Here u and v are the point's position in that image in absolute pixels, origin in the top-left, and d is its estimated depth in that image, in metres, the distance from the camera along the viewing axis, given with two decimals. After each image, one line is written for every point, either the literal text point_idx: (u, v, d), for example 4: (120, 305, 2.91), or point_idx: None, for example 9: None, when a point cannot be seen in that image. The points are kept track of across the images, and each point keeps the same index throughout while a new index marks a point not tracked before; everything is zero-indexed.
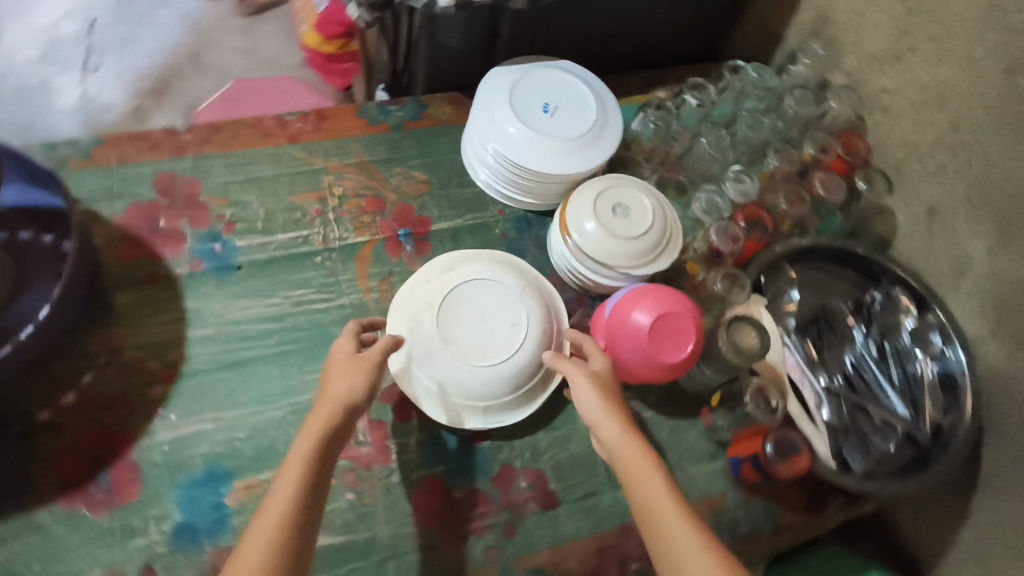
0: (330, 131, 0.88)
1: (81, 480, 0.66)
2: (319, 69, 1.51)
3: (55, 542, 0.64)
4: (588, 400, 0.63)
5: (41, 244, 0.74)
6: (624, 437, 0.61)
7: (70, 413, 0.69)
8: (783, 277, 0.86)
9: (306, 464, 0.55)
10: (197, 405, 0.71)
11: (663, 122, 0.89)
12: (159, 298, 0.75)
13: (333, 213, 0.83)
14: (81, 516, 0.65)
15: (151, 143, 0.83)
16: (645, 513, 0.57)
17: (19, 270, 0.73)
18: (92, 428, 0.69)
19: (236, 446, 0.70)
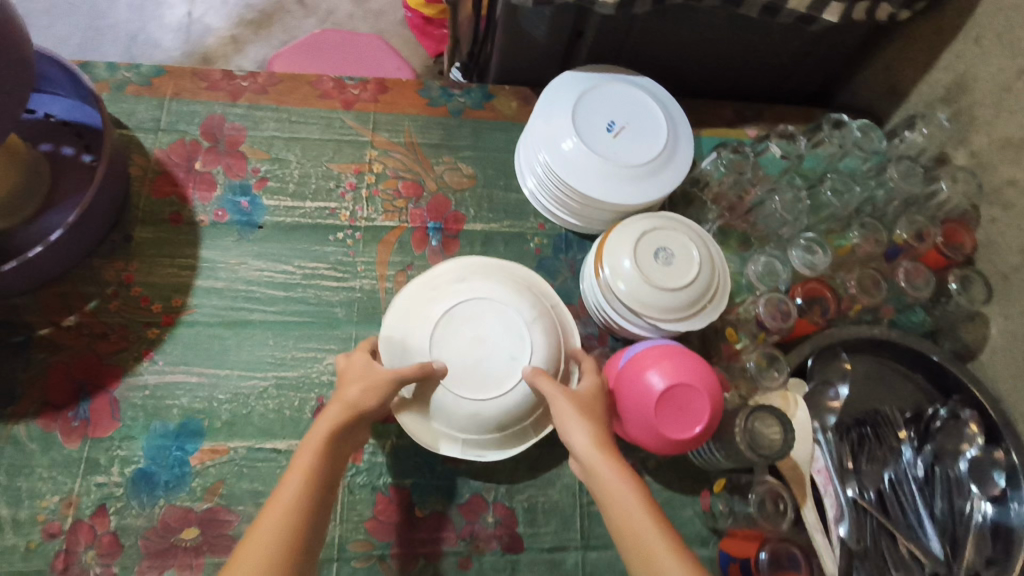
0: (387, 104, 0.84)
1: (63, 403, 0.66)
2: (415, 31, 1.49)
3: (25, 458, 0.64)
4: (568, 421, 0.58)
5: (80, 162, 0.74)
6: (607, 472, 0.54)
7: (68, 335, 0.68)
8: (835, 367, 0.75)
9: (309, 491, 0.50)
10: (187, 356, 0.69)
11: (737, 167, 0.77)
12: (178, 240, 0.74)
13: (366, 190, 0.79)
14: (54, 439, 0.64)
15: (209, 84, 0.82)
16: (634, 551, 0.50)
17: (54, 183, 0.73)
18: (86, 354, 0.68)
19: (213, 406, 0.68)
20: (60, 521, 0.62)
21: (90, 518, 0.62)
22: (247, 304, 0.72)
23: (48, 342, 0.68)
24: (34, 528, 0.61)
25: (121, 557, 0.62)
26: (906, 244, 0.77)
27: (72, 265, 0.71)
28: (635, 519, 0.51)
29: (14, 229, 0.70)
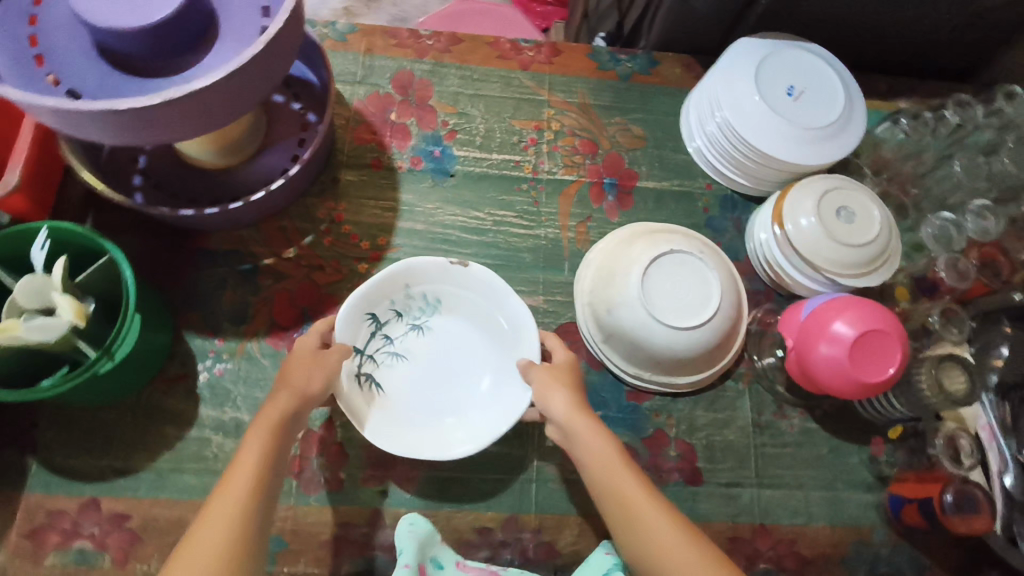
0: (561, 66, 0.89)
1: (290, 325, 0.72)
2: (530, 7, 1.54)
3: (259, 371, 0.70)
4: (549, 393, 0.62)
5: (290, 109, 0.81)
6: (586, 429, 0.58)
7: (290, 265, 0.74)
8: (998, 331, 0.77)
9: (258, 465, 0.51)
10: None
11: (914, 134, 0.83)
12: (380, 184, 0.79)
13: (547, 145, 0.84)
14: (283, 357, 0.70)
15: (399, 42, 0.88)
16: (619, 503, 0.54)
17: (270, 129, 0.79)
18: (306, 283, 0.74)
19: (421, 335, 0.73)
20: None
21: (319, 429, 0.69)
22: (444, 247, 0.78)
23: (271, 270, 0.74)
24: None
25: (347, 465, 0.68)
26: None
27: (290, 202, 0.77)
28: (617, 483, 0.55)
29: (239, 167, 0.77)
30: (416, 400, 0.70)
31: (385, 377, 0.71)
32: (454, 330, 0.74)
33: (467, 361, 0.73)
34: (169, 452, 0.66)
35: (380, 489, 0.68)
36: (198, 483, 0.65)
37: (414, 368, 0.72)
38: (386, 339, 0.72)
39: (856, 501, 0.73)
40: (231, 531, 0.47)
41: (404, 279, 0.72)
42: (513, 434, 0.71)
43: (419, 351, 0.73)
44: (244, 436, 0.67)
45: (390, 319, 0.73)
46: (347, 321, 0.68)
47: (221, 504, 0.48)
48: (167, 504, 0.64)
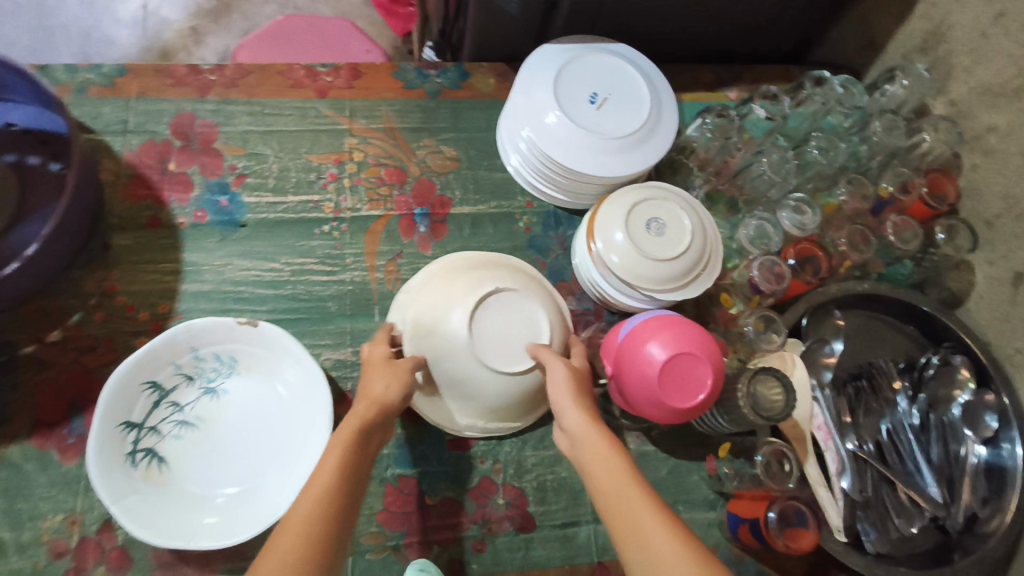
0: (363, 89, 0.82)
1: (58, 421, 0.64)
2: (381, 9, 1.46)
3: (22, 479, 0.62)
4: (559, 394, 0.56)
5: (49, 171, 0.72)
6: (597, 442, 0.51)
7: (55, 351, 0.66)
8: (828, 324, 0.77)
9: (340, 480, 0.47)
10: None
11: (721, 133, 0.77)
12: (159, 245, 0.72)
13: (349, 179, 0.78)
14: (51, 459, 0.63)
15: (176, 80, 0.79)
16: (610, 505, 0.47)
17: (24, 194, 0.70)
18: (75, 369, 0.66)
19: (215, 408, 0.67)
20: (66, 539, 0.61)
21: (96, 534, 0.61)
22: (238, 307, 0.71)
23: (32, 359, 0.66)
24: (40, 549, 0.60)
25: (131, 571, 0.61)
26: (891, 197, 0.78)
27: (50, 278, 0.68)
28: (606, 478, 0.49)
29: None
30: (206, 475, 0.63)
31: (172, 452, 0.64)
32: (251, 391, 0.67)
33: (266, 423, 0.66)
34: None
35: None
36: None
37: (207, 436, 0.65)
38: (174, 408, 0.65)
39: (698, 522, 0.71)
40: (328, 507, 0.45)
41: (188, 341, 0.64)
42: None
43: (213, 418, 0.66)
44: (6, 556, 0.60)
45: (177, 385, 0.66)
46: (114, 396, 0.61)
47: (314, 483, 0.47)
48: None
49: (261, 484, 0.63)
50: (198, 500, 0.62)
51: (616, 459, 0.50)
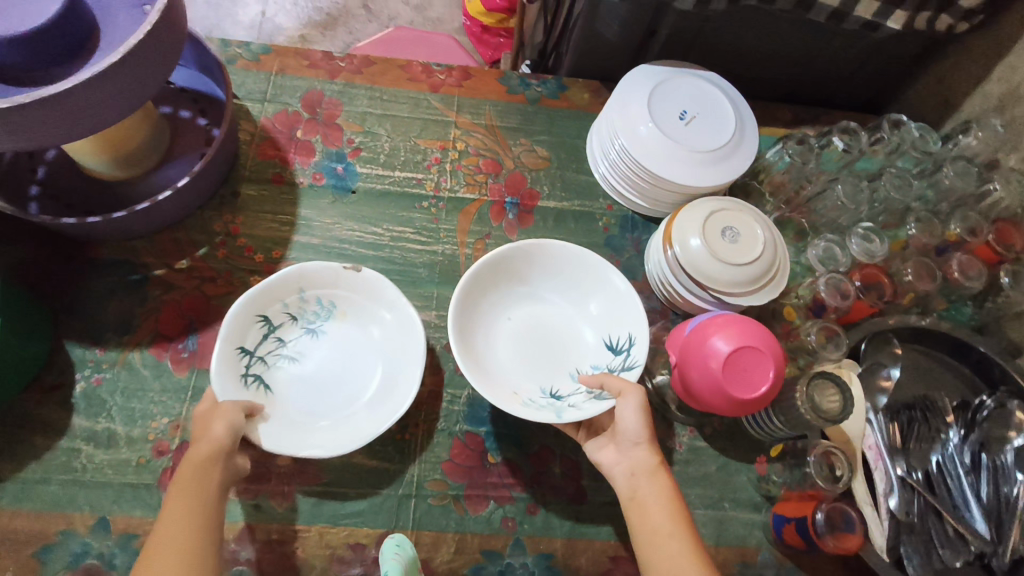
0: (471, 89, 0.91)
1: (175, 337, 0.72)
2: (472, 38, 1.56)
3: (138, 382, 0.69)
4: (627, 417, 0.62)
5: (195, 124, 0.82)
6: (648, 485, 0.60)
7: (180, 276, 0.75)
8: (886, 351, 0.79)
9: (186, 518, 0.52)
10: None
11: (800, 158, 0.83)
12: (280, 199, 0.80)
13: (450, 164, 0.86)
14: (165, 368, 0.70)
15: (310, 62, 0.89)
16: (642, 530, 0.58)
17: (173, 141, 0.80)
18: (195, 294, 0.74)
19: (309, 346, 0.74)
20: (169, 440, 0.67)
21: (194, 440, 0.68)
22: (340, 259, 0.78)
23: (162, 280, 0.74)
24: (146, 445, 0.67)
25: None
26: (958, 240, 0.81)
27: (185, 214, 0.77)
28: (644, 508, 0.59)
29: (135, 178, 0.78)
30: (303, 403, 0.69)
31: (272, 379, 0.70)
32: (345, 335, 0.74)
33: (357, 364, 0.73)
34: (35, 462, 0.65)
35: (252, 502, 0.66)
36: (63, 495, 0.64)
37: (303, 371, 0.71)
38: (277, 343, 0.72)
39: (741, 520, 0.74)
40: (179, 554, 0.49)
41: (298, 282, 0.71)
42: (395, 448, 0.71)
43: (310, 355, 0.72)
44: (117, 447, 0.67)
45: (283, 322, 0.72)
46: (235, 319, 0.67)
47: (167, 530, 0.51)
48: (28, 515, 0.63)
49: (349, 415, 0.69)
50: (292, 420, 0.67)
51: (664, 499, 0.59)
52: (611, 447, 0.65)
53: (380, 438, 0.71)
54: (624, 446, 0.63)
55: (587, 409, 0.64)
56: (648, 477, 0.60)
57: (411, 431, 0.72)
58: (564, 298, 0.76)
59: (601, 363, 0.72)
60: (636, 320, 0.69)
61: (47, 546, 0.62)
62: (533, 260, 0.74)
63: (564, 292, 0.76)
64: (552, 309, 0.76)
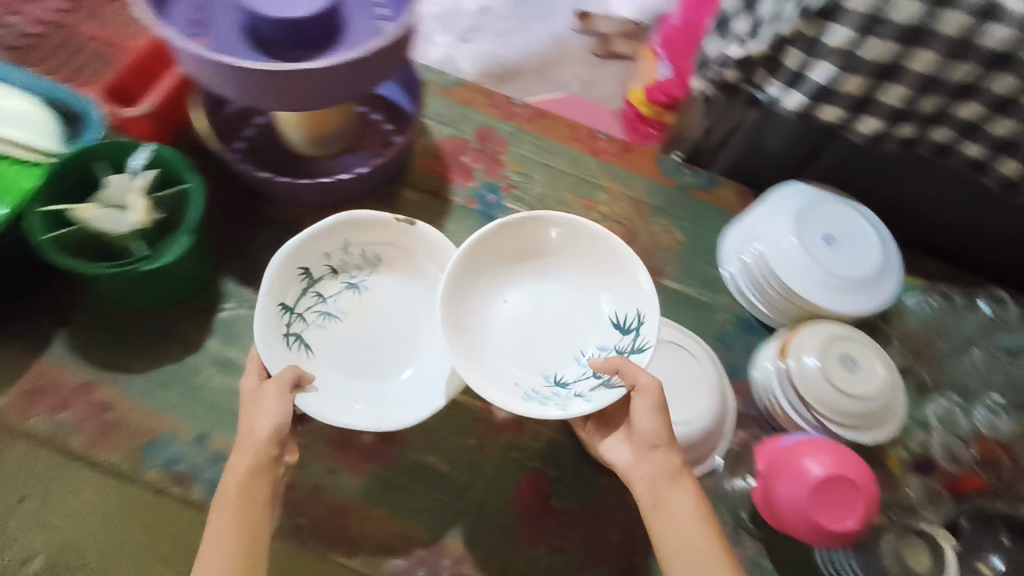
0: (626, 162, 0.97)
1: None
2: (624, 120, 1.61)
3: None
4: (642, 414, 0.62)
5: (381, 128, 0.92)
6: (670, 500, 0.60)
7: None
8: (993, 537, 0.68)
9: (229, 533, 0.55)
10: None
11: (942, 311, 0.85)
12: (433, 208, 0.90)
13: (589, 222, 0.92)
14: None
15: (492, 102, 0.99)
16: (675, 549, 0.58)
17: (358, 137, 0.91)
18: None
19: None
20: None
21: None
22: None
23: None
24: None
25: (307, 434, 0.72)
26: None
27: (350, 198, 0.87)
28: (667, 511, 0.60)
29: (319, 157, 0.89)
30: (346, 365, 0.71)
31: (314, 337, 0.72)
32: (388, 292, 0.76)
33: (403, 323, 0.75)
34: (167, 368, 0.73)
35: (330, 467, 0.70)
36: (180, 403, 0.71)
37: (341, 329, 0.73)
38: (317, 297, 0.73)
39: None
40: (226, 571, 0.54)
41: (343, 232, 0.74)
42: (467, 462, 0.73)
43: (353, 311, 0.74)
44: (234, 377, 0.73)
45: (323, 276, 0.74)
46: (275, 277, 0.69)
47: (213, 542, 0.55)
48: (146, 410, 0.70)
49: (387, 379, 0.71)
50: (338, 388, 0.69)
51: (694, 512, 0.60)
52: (624, 442, 0.66)
53: (457, 449, 0.73)
54: (641, 449, 0.62)
55: (595, 401, 0.63)
56: (670, 490, 0.61)
57: (486, 452, 0.74)
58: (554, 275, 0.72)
59: (609, 343, 0.69)
60: (646, 303, 0.67)
61: (154, 442, 0.69)
62: (516, 233, 0.71)
63: (570, 270, 0.72)
64: (544, 285, 0.72)
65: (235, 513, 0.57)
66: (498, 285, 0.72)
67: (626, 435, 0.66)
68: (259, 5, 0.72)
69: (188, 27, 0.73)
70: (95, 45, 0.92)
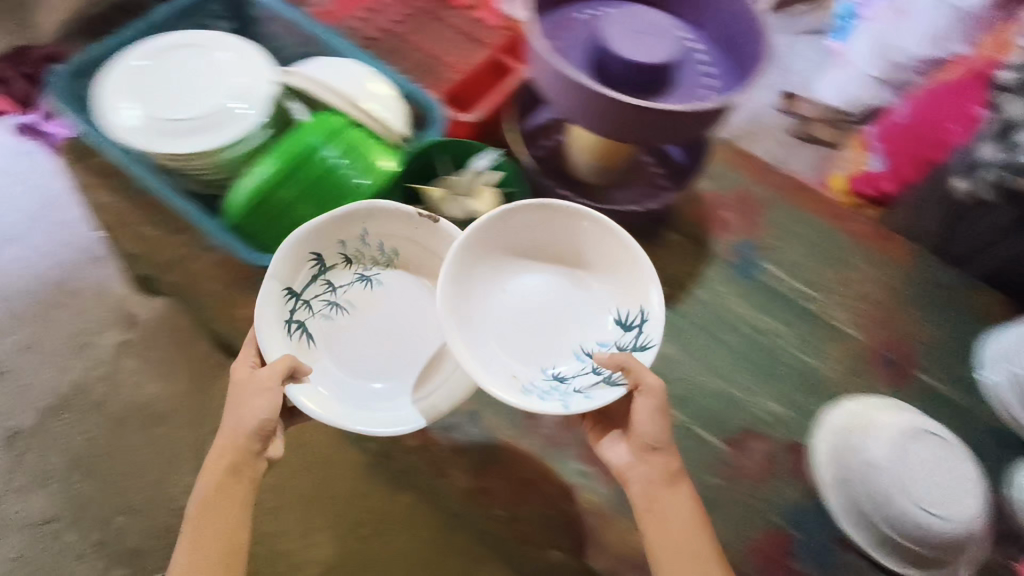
0: (882, 246, 0.98)
1: None
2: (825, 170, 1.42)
3: None
4: (644, 419, 0.73)
5: (652, 168, 0.98)
6: (651, 496, 0.73)
7: None
8: None
9: (222, 527, 0.74)
10: (670, 332, 0.89)
11: None
12: (692, 253, 0.95)
13: (840, 298, 0.93)
14: None
15: (754, 163, 1.03)
16: (660, 544, 0.71)
17: (631, 172, 0.97)
18: None
19: (671, 375, 0.85)
20: None
21: None
22: (711, 335, 0.89)
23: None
24: None
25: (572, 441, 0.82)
26: None
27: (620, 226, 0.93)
28: (656, 507, 0.72)
29: (597, 184, 0.96)
30: (354, 355, 0.82)
31: (315, 326, 0.82)
32: (393, 298, 0.85)
33: (403, 309, 0.85)
34: None
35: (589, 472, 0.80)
36: None
37: (345, 326, 0.84)
38: (326, 286, 0.84)
39: None
40: (215, 562, 0.72)
41: (363, 218, 0.82)
42: (709, 501, 0.79)
43: (359, 302, 0.85)
44: None
45: (335, 264, 0.84)
46: (284, 262, 0.79)
47: (216, 518, 0.74)
48: None
49: (383, 361, 0.82)
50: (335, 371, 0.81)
51: (699, 526, 0.72)
52: (620, 443, 0.77)
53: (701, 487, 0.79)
54: (641, 450, 0.74)
55: (593, 399, 0.73)
56: (667, 491, 0.73)
57: (726, 496, 0.79)
58: (553, 257, 0.84)
59: (608, 339, 0.80)
60: (655, 320, 0.77)
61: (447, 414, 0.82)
62: (530, 219, 0.81)
63: (591, 283, 0.83)
64: (539, 269, 0.84)
65: (215, 493, 0.75)
66: (502, 274, 0.82)
67: (623, 435, 0.78)
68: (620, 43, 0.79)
69: (551, 31, 0.83)
70: (429, 61, 1.08)
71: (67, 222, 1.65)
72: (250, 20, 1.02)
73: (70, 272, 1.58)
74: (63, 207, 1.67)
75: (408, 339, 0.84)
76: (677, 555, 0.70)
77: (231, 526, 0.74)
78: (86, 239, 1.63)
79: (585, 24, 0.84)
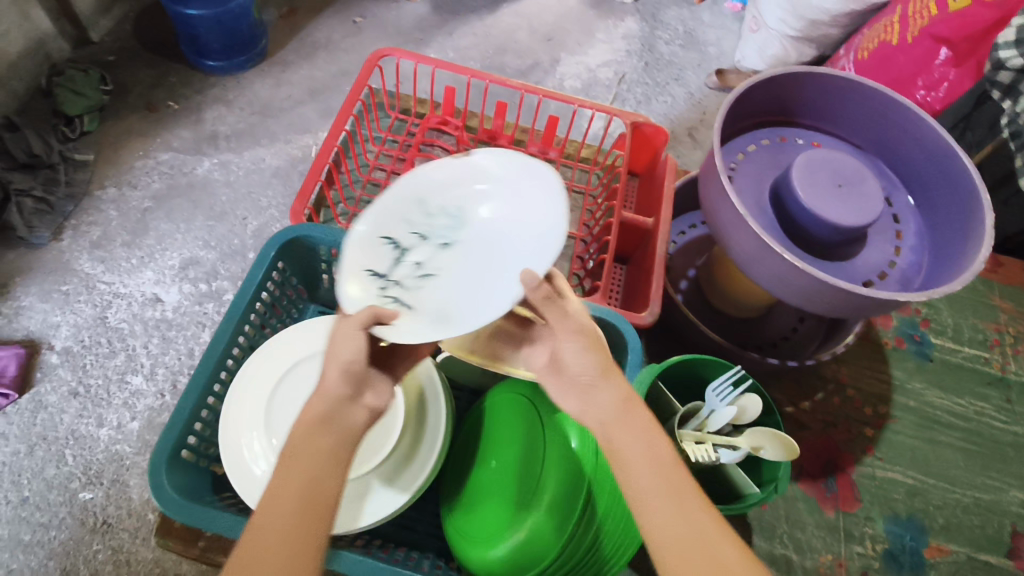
0: (1007, 276, 1.20)
1: (822, 477, 1.01)
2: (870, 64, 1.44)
3: (799, 512, 0.99)
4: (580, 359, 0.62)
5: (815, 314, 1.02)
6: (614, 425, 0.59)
7: (807, 416, 1.06)
8: None
9: (294, 497, 0.57)
10: (900, 459, 1.04)
11: None
12: (876, 362, 1.11)
13: (1009, 347, 1.14)
14: (822, 502, 1.00)
15: None
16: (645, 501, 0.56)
17: (796, 324, 1.02)
18: (826, 439, 1.04)
19: (931, 510, 1.01)
20: None
21: None
22: (931, 441, 1.05)
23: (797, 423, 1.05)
24: None
25: None
26: None
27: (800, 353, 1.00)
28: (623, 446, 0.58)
29: (758, 319, 1.03)
30: (461, 295, 0.68)
31: (406, 297, 0.69)
32: (487, 224, 0.71)
33: (493, 245, 0.70)
34: None
35: None
36: None
37: (442, 281, 0.69)
38: (409, 263, 0.71)
39: None
40: (301, 515, 0.56)
41: (414, 188, 0.74)
42: None
43: (445, 265, 0.70)
44: (804, 565, 0.96)
45: (412, 243, 0.72)
46: (355, 247, 0.71)
47: (311, 470, 0.58)
48: None
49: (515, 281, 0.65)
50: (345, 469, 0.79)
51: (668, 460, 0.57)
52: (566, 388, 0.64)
53: None
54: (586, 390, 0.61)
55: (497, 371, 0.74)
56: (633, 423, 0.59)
57: None
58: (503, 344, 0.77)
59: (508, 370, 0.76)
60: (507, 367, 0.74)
61: None
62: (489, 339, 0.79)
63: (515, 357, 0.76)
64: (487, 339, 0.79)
65: (313, 445, 0.59)
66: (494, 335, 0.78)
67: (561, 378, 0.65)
68: (800, 195, 0.76)
69: (733, 154, 0.87)
70: None
71: (39, 494, 1.27)
72: (319, 284, 1.06)
73: (70, 557, 1.22)
74: (25, 477, 1.28)
75: (525, 257, 0.65)
76: (631, 452, 0.57)
77: (319, 490, 0.58)
78: (74, 506, 1.26)
79: (781, 139, 0.89)
